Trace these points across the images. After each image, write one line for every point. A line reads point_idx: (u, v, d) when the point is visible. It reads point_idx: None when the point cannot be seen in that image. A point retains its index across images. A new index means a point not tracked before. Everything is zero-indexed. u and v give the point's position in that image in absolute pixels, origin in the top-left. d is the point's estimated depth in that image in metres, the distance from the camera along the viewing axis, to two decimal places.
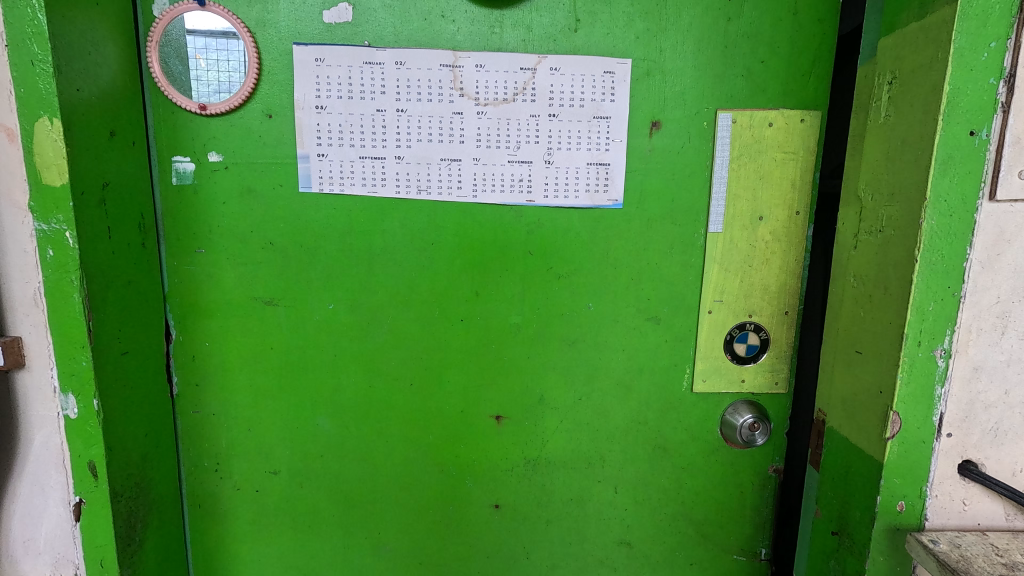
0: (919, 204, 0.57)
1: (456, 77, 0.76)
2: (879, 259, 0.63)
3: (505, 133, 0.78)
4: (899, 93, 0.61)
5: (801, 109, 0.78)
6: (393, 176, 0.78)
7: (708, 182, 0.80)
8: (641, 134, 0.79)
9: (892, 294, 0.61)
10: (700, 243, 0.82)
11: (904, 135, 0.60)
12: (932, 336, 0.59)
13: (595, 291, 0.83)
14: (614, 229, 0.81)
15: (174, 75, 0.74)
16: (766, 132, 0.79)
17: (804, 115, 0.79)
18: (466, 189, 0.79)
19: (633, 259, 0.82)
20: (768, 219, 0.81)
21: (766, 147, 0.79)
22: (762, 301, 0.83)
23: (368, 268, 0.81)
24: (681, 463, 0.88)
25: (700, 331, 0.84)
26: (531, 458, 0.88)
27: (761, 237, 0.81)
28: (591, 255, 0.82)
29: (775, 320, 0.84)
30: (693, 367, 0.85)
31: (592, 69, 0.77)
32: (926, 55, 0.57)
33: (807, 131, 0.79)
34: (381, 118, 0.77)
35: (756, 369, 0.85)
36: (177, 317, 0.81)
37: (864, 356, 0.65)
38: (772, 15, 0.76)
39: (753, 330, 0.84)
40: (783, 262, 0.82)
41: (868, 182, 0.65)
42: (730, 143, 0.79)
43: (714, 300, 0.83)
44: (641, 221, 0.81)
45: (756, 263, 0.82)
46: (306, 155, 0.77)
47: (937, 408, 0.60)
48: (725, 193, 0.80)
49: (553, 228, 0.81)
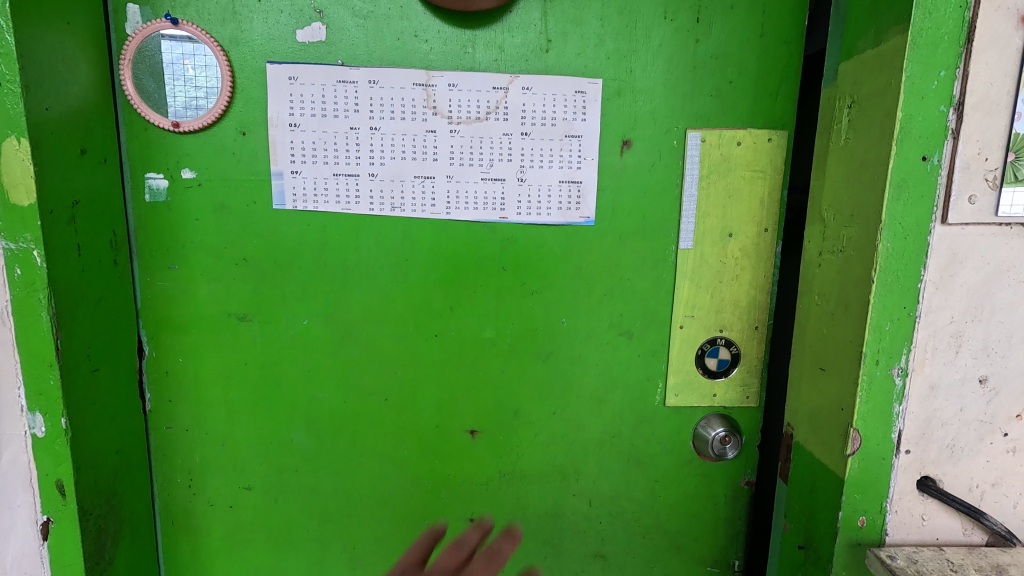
0: (875, 226, 0.59)
1: (429, 95, 0.77)
2: (841, 278, 0.64)
3: (478, 151, 0.79)
4: (858, 117, 0.62)
5: (769, 129, 0.80)
6: (367, 193, 0.79)
7: (679, 199, 0.81)
8: (612, 151, 0.80)
9: (851, 313, 0.62)
10: (671, 259, 0.83)
11: (862, 157, 0.61)
12: (889, 354, 0.60)
13: (568, 306, 0.84)
14: (586, 245, 0.82)
15: (147, 93, 0.74)
16: (734, 151, 0.80)
17: (771, 134, 0.80)
18: (439, 206, 0.80)
19: (605, 275, 0.83)
20: (737, 235, 0.82)
21: (735, 165, 0.81)
22: (732, 316, 0.85)
23: (343, 284, 0.81)
24: (655, 476, 0.89)
25: (672, 346, 0.85)
26: (506, 472, 0.88)
27: (731, 253, 0.83)
28: (564, 271, 0.83)
29: (746, 335, 0.86)
30: (665, 381, 0.86)
31: (564, 88, 0.78)
32: (879, 82, 0.59)
33: (774, 150, 0.80)
34: (355, 135, 0.77)
35: (728, 383, 0.87)
36: (149, 334, 0.81)
37: (828, 373, 0.67)
38: (739, 36, 0.78)
39: (724, 345, 0.86)
40: (753, 277, 0.84)
41: (830, 202, 0.67)
42: (699, 161, 0.80)
43: (686, 316, 0.84)
44: (613, 237, 0.82)
45: (726, 279, 0.83)
46: (280, 172, 0.78)
47: (896, 424, 0.61)
48: (695, 211, 0.81)
49: (526, 244, 0.82)
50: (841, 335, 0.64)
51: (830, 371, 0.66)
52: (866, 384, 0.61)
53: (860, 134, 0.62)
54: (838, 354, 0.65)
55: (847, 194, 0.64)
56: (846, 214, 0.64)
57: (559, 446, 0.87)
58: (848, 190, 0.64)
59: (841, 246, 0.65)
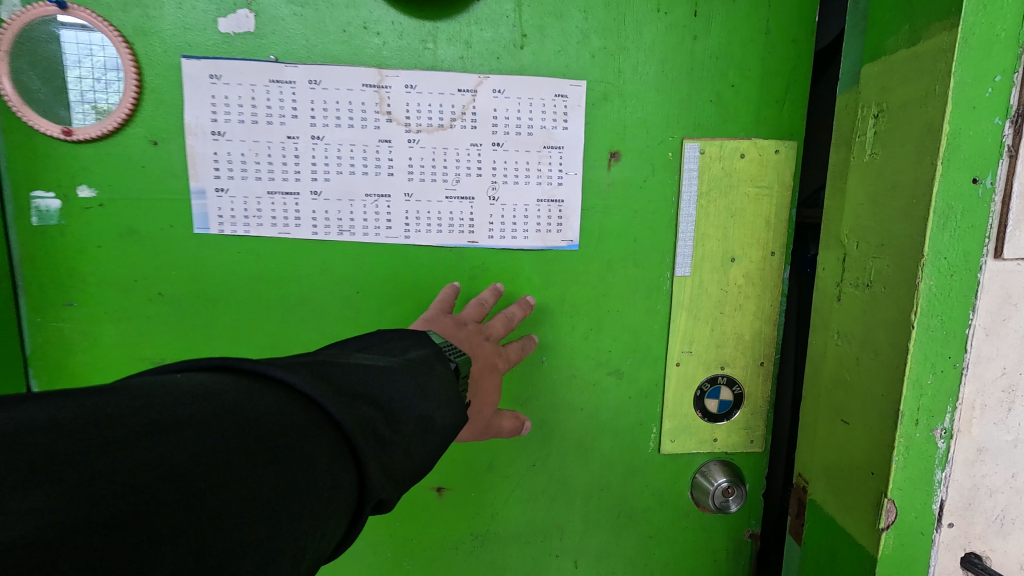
0: (914, 261, 0.48)
1: (383, 99, 0.65)
2: (869, 319, 0.54)
3: (442, 164, 0.67)
4: (886, 128, 0.53)
5: (777, 139, 0.70)
6: (310, 214, 0.66)
7: (674, 220, 0.71)
8: (599, 165, 0.69)
9: (880, 362, 0.52)
10: (666, 288, 0.72)
11: (893, 176, 0.51)
12: (930, 413, 0.50)
13: (549, 343, 0.72)
14: (569, 273, 0.71)
15: (29, 92, 0.60)
16: (737, 164, 0.70)
17: (779, 145, 0.70)
18: (397, 230, 0.68)
19: (591, 307, 0.72)
20: (741, 260, 0.72)
21: (738, 181, 0.70)
22: (735, 352, 0.74)
23: (282, 321, 0.68)
24: (648, 532, 0.79)
25: (667, 386, 0.75)
26: (479, 533, 0.76)
27: (733, 280, 0.72)
28: (544, 303, 0.71)
29: (750, 371, 0.75)
30: (659, 426, 0.76)
31: (542, 92, 0.67)
32: (913, 88, 0.50)
33: (782, 163, 0.70)
34: (293, 146, 0.65)
35: (729, 428, 0.77)
36: (43, 385, 0.67)
37: (852, 429, 0.57)
38: (742, 33, 0.68)
39: (725, 384, 0.75)
40: (758, 307, 0.73)
41: (852, 227, 0.57)
42: (698, 176, 0.70)
43: (682, 351, 0.74)
44: (600, 263, 0.71)
45: (728, 310, 0.73)
46: (202, 190, 0.64)
47: (937, 494, 0.52)
48: (693, 232, 0.71)
49: (500, 272, 0.70)
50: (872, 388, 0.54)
51: (854, 427, 0.56)
52: (903, 450, 0.51)
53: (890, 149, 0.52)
54: (863, 408, 0.55)
55: (874, 219, 0.54)
56: (873, 244, 0.54)
57: (540, 502, 0.76)
58: (875, 215, 0.54)
59: (867, 281, 0.55)
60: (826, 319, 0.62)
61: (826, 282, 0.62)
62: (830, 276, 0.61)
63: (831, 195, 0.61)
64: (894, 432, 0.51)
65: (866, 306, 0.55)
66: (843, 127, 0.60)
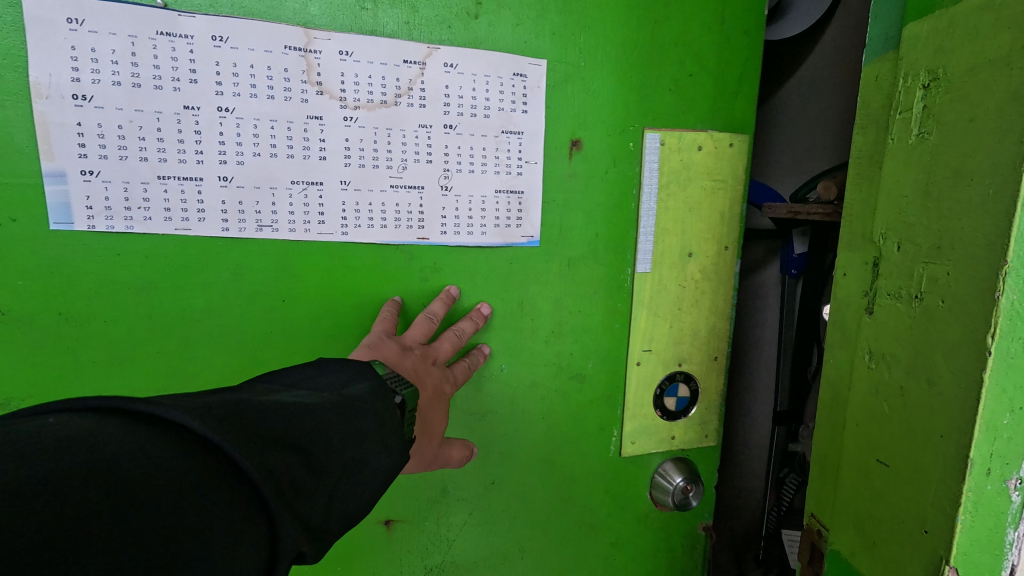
0: (991, 274, 0.39)
1: (310, 65, 0.53)
2: (913, 331, 0.47)
3: (385, 148, 0.57)
4: (945, 103, 0.44)
5: (730, 131, 0.68)
6: (216, 204, 0.53)
7: (636, 214, 0.67)
8: (559, 154, 0.63)
9: (946, 399, 0.44)
10: (628, 287, 0.68)
11: (946, 164, 0.43)
12: (1004, 463, 0.43)
13: (510, 349, 0.66)
14: (530, 272, 0.65)
15: None
16: (694, 156, 0.67)
17: (733, 138, 0.69)
18: (332, 225, 0.57)
19: (553, 309, 0.66)
20: (697, 255, 0.70)
21: (695, 173, 0.68)
22: (691, 349, 0.72)
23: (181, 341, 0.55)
24: (608, 540, 0.75)
25: (628, 386, 0.71)
26: (430, 565, 0.68)
27: (690, 276, 0.70)
28: (504, 307, 0.65)
29: (705, 366, 0.74)
30: (620, 428, 0.72)
31: (501, 69, 0.59)
32: (983, 48, 0.40)
33: (735, 156, 0.69)
34: (191, 118, 0.51)
35: (686, 424, 0.75)
36: None
37: (883, 454, 0.50)
38: (701, 19, 0.65)
39: (682, 381, 0.73)
40: (712, 303, 0.72)
41: (893, 226, 0.48)
42: (658, 168, 0.66)
43: (642, 350, 0.70)
44: (562, 262, 0.66)
45: (685, 306, 0.71)
46: (63, 172, 0.49)
47: (1009, 554, 0.45)
48: (653, 229, 0.67)
49: (453, 275, 0.62)
50: (864, 389, 0.52)
51: (890, 455, 0.49)
52: (956, 489, 0.44)
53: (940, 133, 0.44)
54: (903, 433, 0.48)
55: (915, 213, 0.46)
56: (918, 244, 0.46)
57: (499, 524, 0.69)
58: (918, 209, 0.46)
59: (909, 286, 0.47)
60: (851, 325, 0.54)
61: (853, 282, 0.54)
62: (858, 275, 0.53)
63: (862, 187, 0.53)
64: (943, 467, 0.44)
65: (909, 316, 0.47)
66: (874, 100, 0.51)
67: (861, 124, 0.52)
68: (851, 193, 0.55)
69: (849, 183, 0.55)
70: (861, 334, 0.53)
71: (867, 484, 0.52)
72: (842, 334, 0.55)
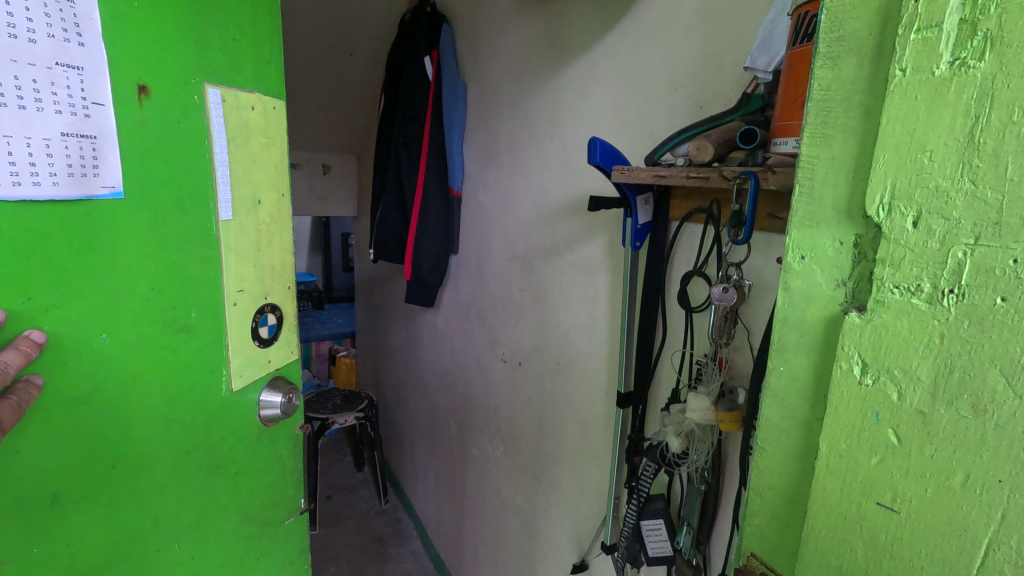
0: None
1: None
2: (945, 331, 0.37)
3: None
4: (1021, 34, 0.32)
5: (272, 98, 0.82)
6: None
7: (281, 165, 0.85)
8: (270, 114, 0.82)
9: (987, 431, 0.36)
10: (282, 210, 0.87)
11: (1020, 118, 0.33)
12: None
13: (261, 290, 0.84)
14: (265, 217, 0.83)
15: None
16: (250, 115, 0.78)
17: (275, 103, 0.83)
18: None
19: (264, 243, 0.84)
20: (265, 202, 0.83)
21: (252, 131, 0.79)
22: (273, 283, 0.86)
23: (200, 276, 0.73)
24: None
25: (230, 326, 0.79)
26: (292, 430, 0.96)
27: (263, 220, 0.83)
28: (255, 248, 0.82)
29: (284, 295, 0.90)
30: (281, 329, 0.90)
31: None
32: None
33: (279, 118, 0.84)
34: None
35: (278, 346, 0.89)
36: None
37: (893, 480, 0.41)
38: None
39: (271, 312, 0.86)
40: (282, 242, 0.87)
41: (908, 194, 0.38)
42: (223, 121, 0.73)
43: (237, 291, 0.79)
44: (274, 206, 0.85)
45: (262, 246, 0.83)
46: None
47: None
48: (254, 181, 0.80)
49: (274, 210, 0.85)
50: (856, 400, 0.43)
51: (903, 482, 0.41)
52: (1017, 530, 0.35)
53: (1007, 75, 0.33)
54: (924, 458, 0.39)
55: (951, 184, 0.36)
56: (951, 220, 0.36)
57: (292, 372, 0.95)
58: (954, 176, 0.36)
59: (941, 275, 0.37)
60: (816, 317, 0.46)
61: (826, 266, 0.44)
62: (827, 257, 0.44)
63: (844, 134, 0.42)
64: (1000, 502, 0.36)
65: (933, 313, 0.38)
66: (867, 36, 0.40)
67: (847, 66, 0.42)
68: (807, 153, 0.44)
69: (806, 141, 0.45)
70: (840, 332, 0.43)
71: (846, 495, 0.44)
72: (817, 327, 0.46)
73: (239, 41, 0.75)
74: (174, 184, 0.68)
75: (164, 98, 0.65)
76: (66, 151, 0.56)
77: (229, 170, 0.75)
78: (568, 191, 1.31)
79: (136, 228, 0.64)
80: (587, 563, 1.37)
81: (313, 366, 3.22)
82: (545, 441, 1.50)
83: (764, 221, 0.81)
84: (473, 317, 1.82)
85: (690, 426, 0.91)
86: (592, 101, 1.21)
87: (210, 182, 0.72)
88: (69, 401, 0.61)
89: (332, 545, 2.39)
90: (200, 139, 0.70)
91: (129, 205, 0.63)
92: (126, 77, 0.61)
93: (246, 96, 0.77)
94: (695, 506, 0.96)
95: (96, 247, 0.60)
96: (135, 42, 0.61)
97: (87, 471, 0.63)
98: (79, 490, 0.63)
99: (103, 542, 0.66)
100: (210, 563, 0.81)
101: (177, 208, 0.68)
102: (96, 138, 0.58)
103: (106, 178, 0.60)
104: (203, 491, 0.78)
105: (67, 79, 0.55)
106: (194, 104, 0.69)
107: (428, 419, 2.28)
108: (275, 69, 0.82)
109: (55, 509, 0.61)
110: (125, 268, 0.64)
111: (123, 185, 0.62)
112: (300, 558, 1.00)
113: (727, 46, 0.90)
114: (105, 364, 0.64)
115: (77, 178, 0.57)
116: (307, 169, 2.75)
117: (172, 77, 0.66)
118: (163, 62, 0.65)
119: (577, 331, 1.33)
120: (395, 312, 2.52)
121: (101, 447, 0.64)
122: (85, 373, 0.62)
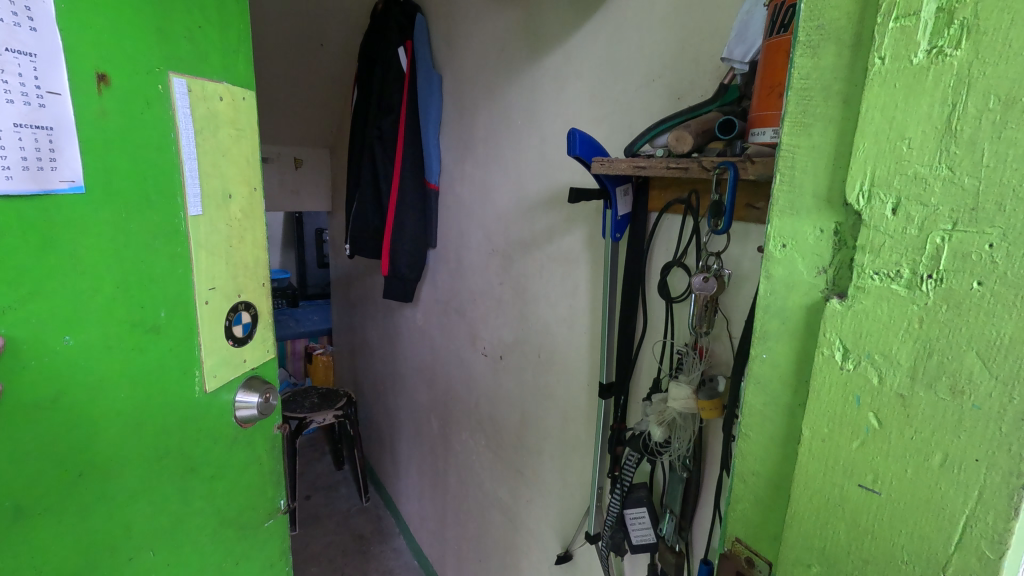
0: None
1: None
2: (923, 316, 0.38)
3: None
4: (995, 23, 0.33)
5: (241, 88, 0.79)
6: None
7: (252, 158, 0.82)
8: (239, 104, 0.79)
9: (965, 413, 0.37)
10: (253, 205, 0.84)
11: (995, 105, 0.33)
12: None
13: (233, 287, 0.81)
14: (235, 213, 0.80)
15: None
16: (219, 106, 0.75)
17: (245, 94, 0.80)
18: None
19: (235, 240, 0.81)
20: (236, 197, 0.80)
21: (220, 122, 0.76)
22: (247, 280, 0.84)
23: (169, 272, 0.70)
24: None
25: (202, 326, 0.76)
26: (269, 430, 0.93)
27: (234, 215, 0.80)
28: (225, 244, 0.79)
29: (258, 292, 0.87)
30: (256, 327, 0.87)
31: None
32: None
33: (249, 109, 0.81)
34: None
35: (253, 345, 0.86)
36: None
37: (874, 463, 0.42)
38: None
39: (245, 310, 0.84)
40: (255, 237, 0.85)
41: (886, 180, 0.39)
42: (189, 112, 0.70)
43: (208, 289, 0.76)
44: (245, 201, 0.82)
45: (235, 241, 0.80)
46: None
47: None
48: (224, 174, 0.77)
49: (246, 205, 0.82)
50: (838, 386, 0.43)
51: (883, 464, 0.42)
52: (992, 507, 0.37)
53: (983, 63, 0.33)
54: (903, 439, 0.40)
55: (929, 170, 0.37)
56: (930, 207, 0.37)
57: (268, 371, 0.92)
58: (932, 163, 0.36)
59: (919, 260, 0.38)
60: (797, 304, 0.46)
61: (807, 254, 0.45)
62: (808, 244, 0.45)
63: (823, 120, 0.43)
64: (976, 480, 0.37)
65: (912, 299, 0.38)
66: (846, 24, 0.41)
67: (826, 55, 0.42)
68: (788, 142, 0.45)
69: (786, 130, 0.45)
70: (822, 319, 0.44)
71: (829, 479, 0.45)
72: (799, 314, 0.46)
73: (204, 28, 0.72)
74: (138, 178, 0.65)
75: (125, 89, 0.62)
76: (20, 143, 0.52)
77: (197, 163, 0.72)
78: (547, 183, 1.30)
79: (98, 224, 0.61)
80: (571, 553, 1.38)
81: (289, 365, 3.16)
82: (527, 434, 1.51)
83: (741, 211, 0.83)
84: (453, 311, 1.81)
85: (672, 414, 0.92)
86: (569, 92, 1.20)
87: (177, 176, 0.69)
88: (34, 407, 0.58)
89: (313, 544, 2.36)
90: (165, 132, 0.67)
91: (90, 200, 0.60)
92: (82, 66, 0.58)
93: (213, 86, 0.74)
94: (677, 492, 0.97)
95: (54, 245, 0.57)
96: (91, 29, 0.58)
97: (52, 479, 0.60)
98: (44, 499, 0.60)
99: (70, 553, 0.63)
100: (188, 570, 0.79)
101: (142, 204, 0.65)
102: (51, 129, 0.55)
103: (65, 172, 0.57)
104: (178, 495, 0.76)
105: (20, 65, 0.52)
106: (158, 94, 0.66)
107: (408, 416, 2.26)
108: (243, 59, 0.79)
109: (20, 520, 0.58)
110: (89, 266, 0.61)
111: (83, 179, 0.59)
112: (281, 560, 0.98)
113: (704, 37, 0.91)
114: (69, 367, 0.61)
115: (33, 172, 0.54)
116: (278, 163, 2.68)
117: (133, 65, 0.63)
118: (123, 50, 0.61)
119: (558, 323, 1.33)
120: (372, 308, 2.49)
121: (66, 455, 0.61)
122: (49, 378, 0.59)
